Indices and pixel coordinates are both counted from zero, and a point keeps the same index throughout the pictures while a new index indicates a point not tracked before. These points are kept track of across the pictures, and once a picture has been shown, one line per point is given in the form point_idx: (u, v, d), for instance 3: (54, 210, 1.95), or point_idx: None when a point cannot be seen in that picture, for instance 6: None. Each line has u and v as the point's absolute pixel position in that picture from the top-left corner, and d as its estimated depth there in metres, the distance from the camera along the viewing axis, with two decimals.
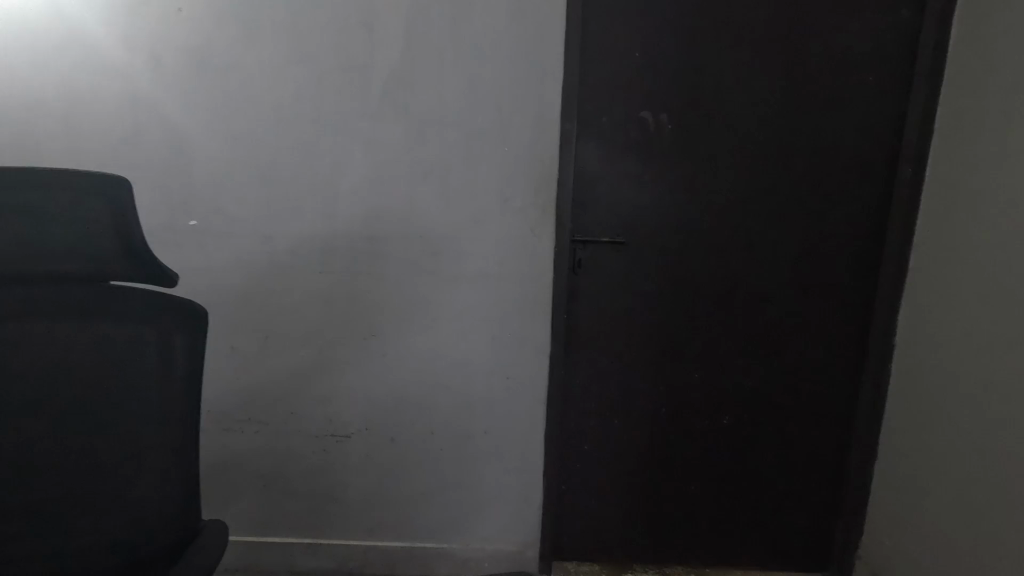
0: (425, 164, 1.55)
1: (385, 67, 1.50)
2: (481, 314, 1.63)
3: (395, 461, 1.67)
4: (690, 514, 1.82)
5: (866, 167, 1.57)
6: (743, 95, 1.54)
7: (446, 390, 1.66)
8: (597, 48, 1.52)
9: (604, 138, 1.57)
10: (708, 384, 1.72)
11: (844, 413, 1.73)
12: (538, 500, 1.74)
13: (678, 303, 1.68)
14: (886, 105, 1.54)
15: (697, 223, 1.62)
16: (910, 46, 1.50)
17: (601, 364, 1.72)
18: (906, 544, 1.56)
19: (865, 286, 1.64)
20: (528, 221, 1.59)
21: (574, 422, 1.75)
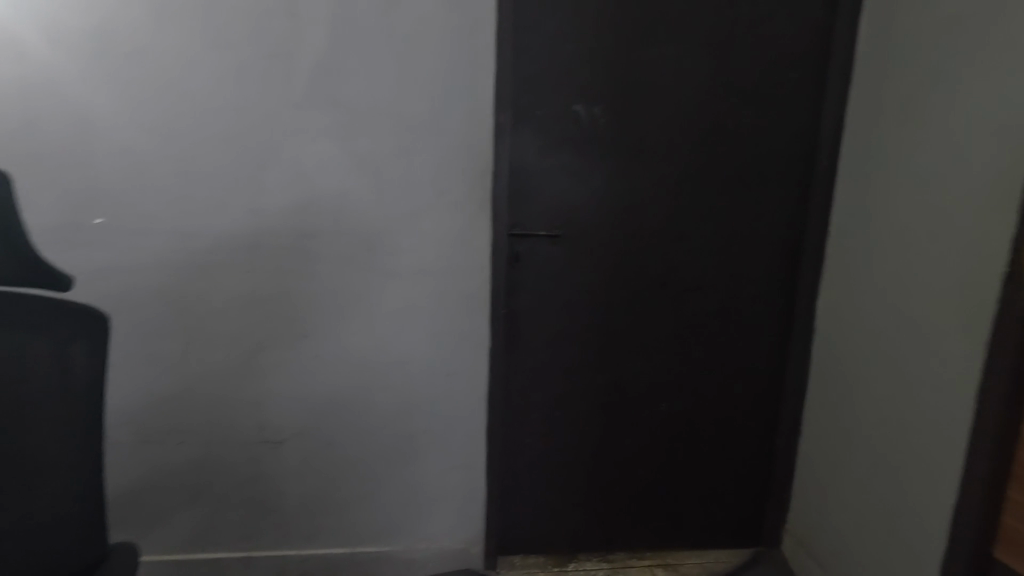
0: (355, 158, 1.47)
1: (311, 55, 1.41)
2: (418, 312, 1.57)
3: (332, 466, 1.63)
4: (634, 505, 1.83)
5: (789, 158, 1.64)
6: (674, 88, 1.57)
7: (385, 391, 1.60)
8: (530, 41, 1.52)
9: (539, 131, 1.57)
10: (648, 374, 1.74)
11: (773, 396, 1.79)
12: (483, 498, 1.71)
13: (617, 293, 1.68)
14: (805, 100, 1.61)
15: (635, 212, 1.64)
16: (824, 45, 1.58)
17: (542, 357, 1.71)
18: (833, 518, 1.64)
19: (788, 273, 1.71)
20: (466, 214, 1.53)
21: (518, 418, 1.73)
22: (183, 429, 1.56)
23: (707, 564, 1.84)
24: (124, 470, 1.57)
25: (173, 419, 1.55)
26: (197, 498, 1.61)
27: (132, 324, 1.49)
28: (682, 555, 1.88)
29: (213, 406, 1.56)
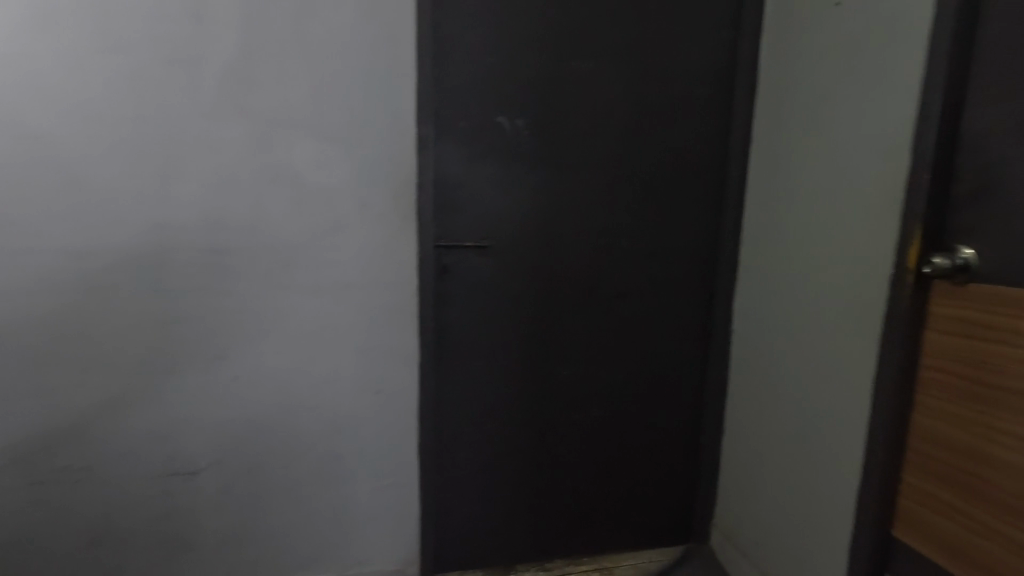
0: (271, 169, 1.40)
1: (219, 62, 1.34)
2: (343, 328, 1.52)
3: (253, 494, 1.54)
4: (570, 512, 1.85)
5: (703, 168, 1.72)
6: (594, 101, 1.62)
7: (309, 412, 1.53)
8: (451, 53, 1.52)
9: (463, 143, 1.57)
10: (580, 381, 1.76)
11: (697, 397, 1.86)
12: (417, 514, 1.67)
13: (547, 301, 1.70)
14: (716, 113, 1.70)
15: (562, 222, 1.66)
16: (731, 63, 1.68)
17: (474, 368, 1.69)
18: (756, 509, 1.72)
19: (707, 277, 1.79)
20: (390, 225, 1.50)
21: (451, 431, 1.71)
22: (81, 466, 1.43)
23: (643, 564, 1.88)
24: (9, 516, 1.41)
25: (69, 456, 1.42)
26: (99, 542, 1.47)
27: (16, 352, 1.35)
28: (618, 557, 1.90)
29: (116, 439, 1.44)
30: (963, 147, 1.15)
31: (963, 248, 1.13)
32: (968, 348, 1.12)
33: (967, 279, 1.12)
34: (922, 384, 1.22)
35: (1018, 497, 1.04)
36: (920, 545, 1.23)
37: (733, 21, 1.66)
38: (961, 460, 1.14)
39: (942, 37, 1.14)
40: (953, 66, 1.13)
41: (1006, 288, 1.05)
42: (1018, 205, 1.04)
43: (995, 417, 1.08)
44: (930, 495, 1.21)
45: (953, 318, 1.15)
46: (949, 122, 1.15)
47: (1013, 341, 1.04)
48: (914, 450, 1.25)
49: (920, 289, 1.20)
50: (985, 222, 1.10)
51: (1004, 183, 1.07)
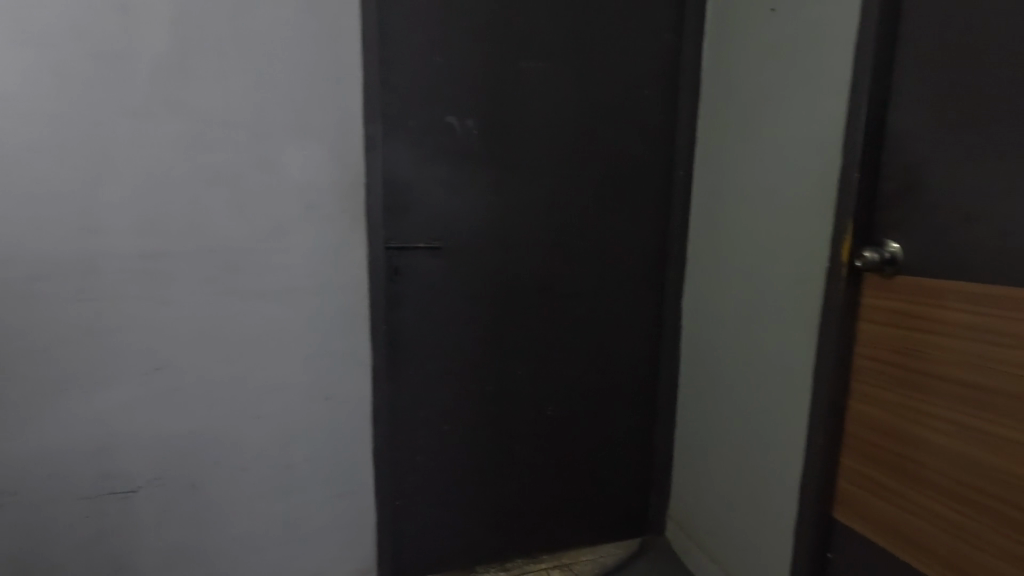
0: (209, 169, 1.34)
1: (151, 57, 1.27)
2: (289, 334, 1.47)
3: (197, 510, 1.47)
4: (529, 510, 1.85)
5: (651, 167, 1.75)
6: (543, 101, 1.63)
7: (256, 421, 1.48)
8: (398, 52, 1.50)
9: (413, 143, 1.55)
10: (535, 380, 1.77)
11: (650, 392, 1.89)
12: (373, 521, 1.64)
13: (501, 301, 1.70)
14: (662, 114, 1.73)
15: (514, 222, 1.67)
16: (675, 65, 1.72)
17: (428, 370, 1.68)
18: (708, 498, 1.77)
19: (658, 274, 1.82)
20: (338, 227, 1.46)
21: (406, 435, 1.69)
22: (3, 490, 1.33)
23: (601, 558, 1.90)
24: None
25: None
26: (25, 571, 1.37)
27: None
28: (577, 553, 1.92)
29: (42, 459, 1.34)
30: (888, 147, 1.22)
31: (890, 242, 1.20)
32: (898, 337, 1.19)
33: (894, 272, 1.19)
34: (857, 372, 1.29)
35: (946, 476, 1.11)
36: (859, 525, 1.30)
37: (677, 23, 1.70)
38: (895, 443, 1.21)
39: (868, 44, 1.20)
40: (878, 72, 1.20)
41: (931, 280, 1.12)
42: (938, 202, 1.11)
43: (924, 401, 1.15)
44: (867, 478, 1.28)
45: (883, 308, 1.22)
46: (875, 124, 1.22)
47: (940, 329, 1.11)
48: (851, 436, 1.31)
49: (853, 282, 1.27)
50: (910, 217, 1.17)
51: (926, 181, 1.14)
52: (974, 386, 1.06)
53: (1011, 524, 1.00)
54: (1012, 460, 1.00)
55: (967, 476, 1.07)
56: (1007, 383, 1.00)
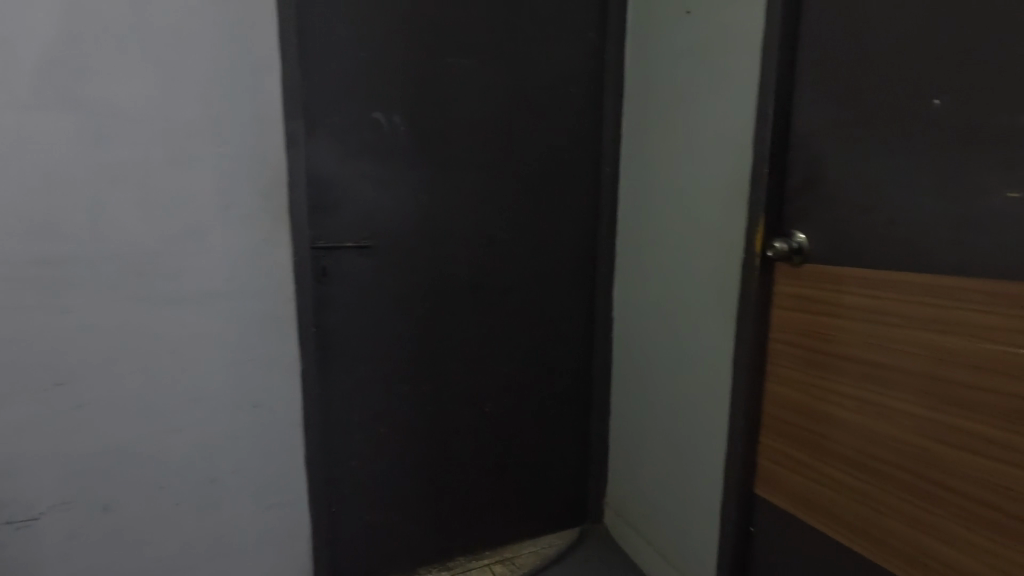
0: (111, 167, 1.24)
1: (38, 43, 1.16)
2: (209, 341, 1.39)
3: (110, 534, 1.36)
4: (469, 508, 1.85)
5: (579, 163, 1.79)
6: (471, 98, 1.62)
7: (175, 435, 1.39)
8: (318, 45, 1.45)
9: (337, 139, 1.51)
10: (471, 377, 1.77)
11: (585, 383, 1.94)
12: (307, 531, 1.59)
13: (435, 300, 1.68)
14: (588, 111, 1.77)
15: (445, 220, 1.65)
16: (598, 64, 1.76)
17: (361, 372, 1.64)
18: (642, 483, 1.84)
19: (589, 268, 1.86)
20: (259, 227, 1.40)
21: (340, 440, 1.64)
22: None
23: (541, 549, 1.93)
24: None
25: None
26: None
27: None
28: (518, 546, 1.94)
29: None
30: (793, 144, 1.30)
31: (797, 233, 1.29)
32: (807, 321, 1.28)
33: (801, 261, 1.28)
34: (772, 355, 1.37)
35: (852, 447, 1.21)
36: (778, 498, 1.38)
37: (600, 24, 1.74)
38: (809, 421, 1.29)
39: (772, 47, 1.28)
40: (781, 74, 1.28)
41: (835, 267, 1.21)
42: (838, 194, 1.20)
43: (831, 379, 1.24)
44: (784, 454, 1.36)
45: (794, 295, 1.30)
46: (781, 123, 1.30)
47: (843, 312, 1.20)
48: (768, 415, 1.40)
49: (765, 271, 1.35)
50: (814, 209, 1.26)
51: (826, 175, 1.23)
52: (874, 364, 1.15)
53: (912, 490, 1.10)
54: (910, 430, 1.10)
55: (872, 447, 1.17)
56: (902, 359, 1.10)
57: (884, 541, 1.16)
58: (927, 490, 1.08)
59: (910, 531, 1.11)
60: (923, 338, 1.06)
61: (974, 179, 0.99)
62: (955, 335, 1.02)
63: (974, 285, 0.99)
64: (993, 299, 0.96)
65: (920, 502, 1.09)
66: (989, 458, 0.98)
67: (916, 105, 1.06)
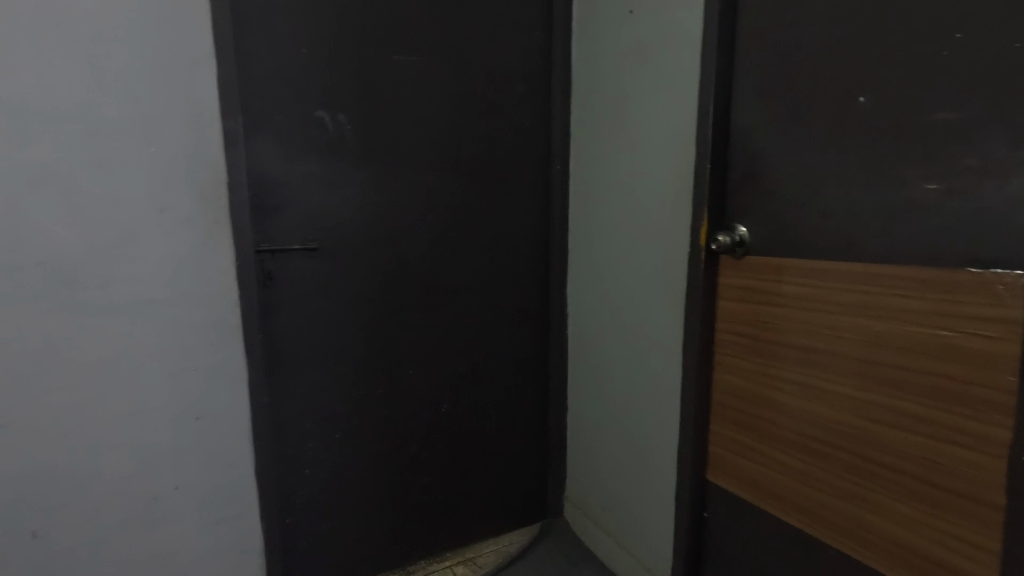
0: (29, 169, 1.16)
1: None
2: (147, 350, 1.32)
3: (41, 562, 1.27)
4: (429, 510, 1.83)
5: (530, 161, 1.79)
6: (418, 96, 1.60)
7: (111, 452, 1.31)
8: (256, 41, 1.40)
9: (279, 139, 1.46)
10: (427, 378, 1.75)
11: (542, 380, 1.95)
12: (260, 544, 1.53)
13: (387, 301, 1.65)
14: (537, 109, 1.78)
15: (395, 219, 1.63)
16: (546, 62, 1.77)
17: (312, 378, 1.60)
18: (600, 476, 1.87)
19: (543, 265, 1.87)
20: (197, 230, 1.34)
21: (292, 447, 1.60)
22: None
23: (503, 547, 1.93)
24: None
25: None
26: None
27: None
28: (480, 545, 1.93)
29: None
30: (734, 140, 1.34)
31: (739, 226, 1.33)
32: (751, 311, 1.32)
33: (744, 253, 1.32)
34: (719, 345, 1.42)
35: (797, 431, 1.25)
36: (730, 484, 1.43)
37: (546, 22, 1.75)
38: (756, 407, 1.34)
39: (711, 47, 1.32)
40: (721, 72, 1.32)
41: (775, 258, 1.26)
42: (777, 188, 1.25)
43: (774, 366, 1.28)
44: (734, 440, 1.41)
45: (738, 286, 1.34)
46: (721, 120, 1.34)
47: (783, 301, 1.25)
48: (718, 404, 1.44)
49: (710, 264, 1.39)
50: (754, 203, 1.30)
51: (764, 171, 1.28)
52: (814, 350, 1.20)
53: (848, 468, 1.16)
54: (848, 413, 1.15)
55: (812, 429, 1.22)
56: (838, 344, 1.15)
57: (829, 519, 1.21)
58: (865, 468, 1.14)
59: (849, 507, 1.17)
60: (856, 324, 1.12)
61: (898, 173, 1.04)
62: (885, 320, 1.07)
63: (900, 273, 1.04)
64: (917, 285, 1.02)
65: (857, 480, 1.15)
66: (919, 436, 1.04)
67: (844, 103, 1.12)
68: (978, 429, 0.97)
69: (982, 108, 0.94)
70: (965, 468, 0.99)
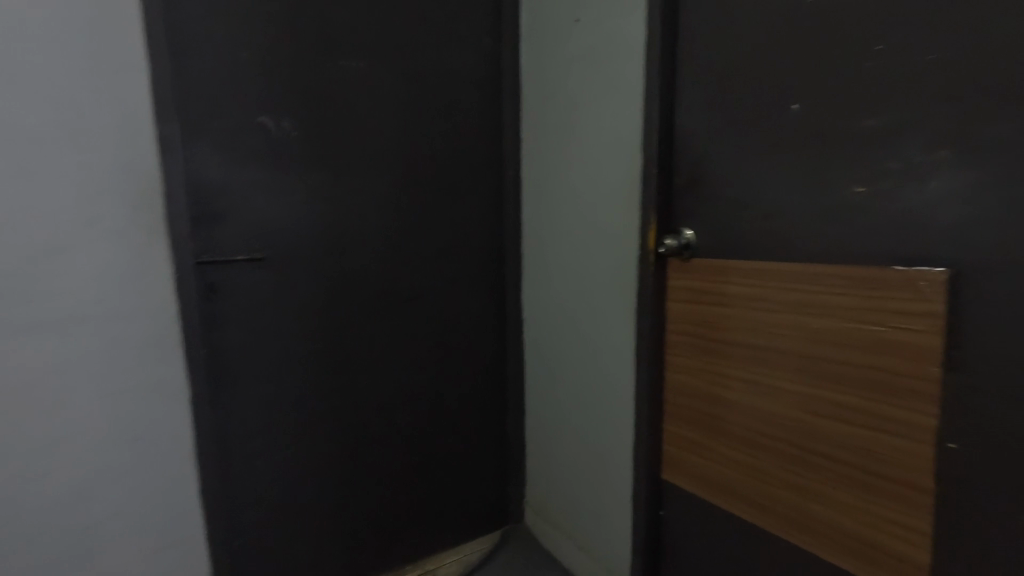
0: None
1: None
2: (78, 370, 1.24)
3: None
4: (387, 523, 1.80)
5: (481, 167, 1.79)
6: (366, 103, 1.58)
7: (38, 481, 1.22)
8: (193, 45, 1.35)
9: (220, 145, 1.40)
10: (382, 388, 1.72)
11: (500, 386, 1.94)
12: (205, 567, 1.47)
13: (338, 311, 1.62)
14: (488, 115, 1.78)
15: (345, 228, 1.60)
16: (495, 69, 1.78)
17: (261, 392, 1.54)
18: (559, 480, 1.88)
19: (498, 270, 1.87)
20: (130, 242, 1.27)
21: (241, 466, 1.53)
22: None
23: (464, 557, 1.91)
24: None
25: None
26: None
27: None
28: (440, 556, 1.91)
29: None
30: (677, 146, 1.39)
31: (685, 230, 1.37)
32: (699, 312, 1.36)
33: (690, 255, 1.36)
34: (669, 346, 1.45)
35: (743, 426, 1.30)
36: (683, 481, 1.46)
37: (494, 29, 1.76)
38: (705, 405, 1.37)
39: (654, 57, 1.36)
40: (664, 81, 1.36)
41: (720, 260, 1.30)
42: (719, 193, 1.29)
43: (722, 364, 1.32)
44: (686, 438, 1.44)
45: (686, 288, 1.38)
46: (665, 127, 1.38)
47: (728, 301, 1.29)
48: (670, 403, 1.47)
49: (659, 267, 1.42)
50: (699, 207, 1.34)
51: (707, 176, 1.32)
52: (758, 348, 1.24)
53: (793, 460, 1.21)
54: (790, 407, 1.19)
55: (760, 425, 1.26)
56: (780, 341, 1.20)
57: (776, 510, 1.25)
58: (807, 460, 1.18)
59: (795, 499, 1.21)
60: (796, 321, 1.16)
61: (830, 178, 1.10)
62: (821, 317, 1.12)
63: (834, 272, 1.09)
64: (849, 283, 1.07)
65: (801, 472, 1.19)
66: (855, 426, 1.10)
67: (779, 111, 1.17)
68: (908, 417, 1.02)
69: (902, 117, 1.00)
70: (899, 457, 1.04)
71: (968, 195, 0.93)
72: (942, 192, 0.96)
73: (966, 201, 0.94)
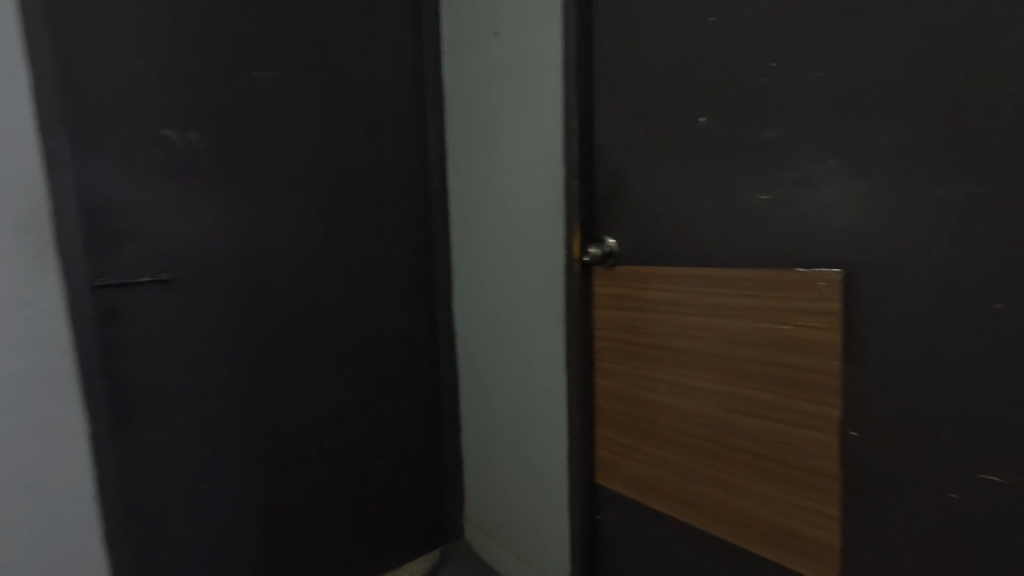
0: None
1: None
2: None
3: None
4: (320, 551, 1.71)
5: (407, 179, 1.76)
6: (281, 115, 1.52)
7: None
8: (82, 53, 1.24)
9: (117, 160, 1.30)
10: (308, 411, 1.64)
11: (434, 400, 1.91)
12: None
13: (258, 332, 1.54)
14: (412, 127, 1.76)
15: (262, 245, 1.52)
16: (417, 81, 1.76)
17: (173, 424, 1.43)
18: (497, 492, 1.86)
19: (428, 283, 1.84)
20: (13, 272, 1.19)
21: (150, 505, 1.41)
22: None
23: None
24: None
25: None
26: None
27: None
28: None
29: None
30: (597, 158, 1.42)
31: (607, 238, 1.40)
32: (623, 317, 1.39)
33: (613, 263, 1.39)
34: (598, 352, 1.47)
35: (669, 426, 1.34)
36: (616, 484, 1.48)
37: (414, 42, 1.74)
38: (633, 408, 1.41)
39: (571, 72, 1.40)
40: (580, 95, 1.40)
41: (641, 267, 1.34)
42: (638, 203, 1.34)
43: (647, 367, 1.36)
44: (616, 442, 1.47)
45: (610, 295, 1.41)
46: (584, 139, 1.41)
47: (650, 306, 1.33)
48: (600, 408, 1.49)
49: (584, 276, 1.45)
50: (619, 217, 1.38)
51: (625, 186, 1.36)
52: (679, 350, 1.28)
53: (716, 457, 1.25)
54: (712, 405, 1.24)
55: (685, 425, 1.30)
56: (699, 342, 1.25)
57: (702, 506, 1.30)
58: (729, 455, 1.23)
59: (719, 493, 1.26)
60: (713, 322, 1.22)
61: (737, 187, 1.16)
62: (735, 317, 1.18)
63: (744, 275, 1.15)
64: (759, 285, 1.13)
65: (724, 467, 1.24)
66: (770, 420, 1.15)
67: (688, 125, 1.23)
68: (815, 409, 1.09)
69: (797, 130, 1.07)
70: (810, 447, 1.10)
71: (856, 204, 1.02)
72: (834, 199, 1.04)
73: (855, 207, 1.02)
